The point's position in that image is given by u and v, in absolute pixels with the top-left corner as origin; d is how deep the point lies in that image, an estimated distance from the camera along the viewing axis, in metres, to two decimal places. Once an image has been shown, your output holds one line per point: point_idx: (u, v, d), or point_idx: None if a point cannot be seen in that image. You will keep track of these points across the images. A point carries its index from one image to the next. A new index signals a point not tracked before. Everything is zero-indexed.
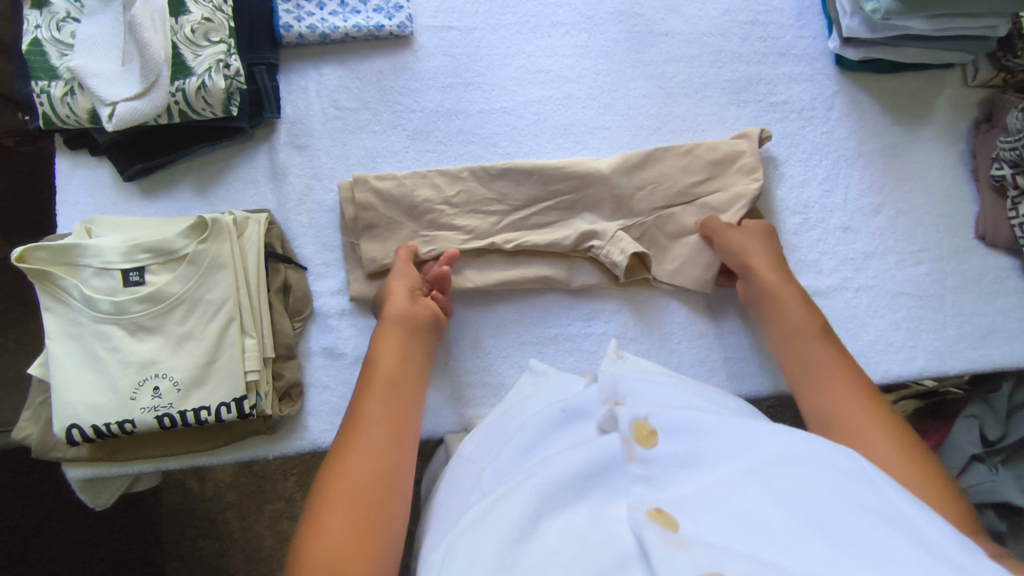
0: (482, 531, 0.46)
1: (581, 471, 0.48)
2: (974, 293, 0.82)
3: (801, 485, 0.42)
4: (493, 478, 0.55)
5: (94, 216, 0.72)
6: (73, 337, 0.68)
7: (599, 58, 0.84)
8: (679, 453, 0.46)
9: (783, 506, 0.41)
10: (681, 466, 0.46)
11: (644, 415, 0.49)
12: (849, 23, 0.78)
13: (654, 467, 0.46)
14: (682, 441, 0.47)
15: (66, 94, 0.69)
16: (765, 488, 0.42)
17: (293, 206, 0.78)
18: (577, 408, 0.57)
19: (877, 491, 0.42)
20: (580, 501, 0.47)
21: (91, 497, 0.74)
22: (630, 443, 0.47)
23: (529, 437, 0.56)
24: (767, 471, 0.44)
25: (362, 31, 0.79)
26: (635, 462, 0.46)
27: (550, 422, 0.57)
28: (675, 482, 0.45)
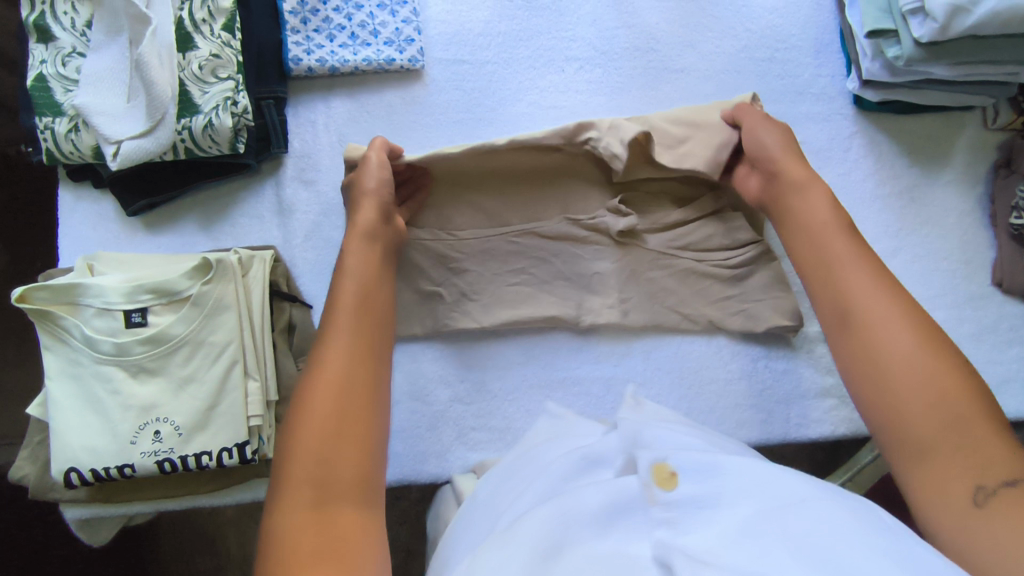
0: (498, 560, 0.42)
1: (601, 506, 0.44)
2: (991, 341, 0.80)
3: (833, 533, 0.40)
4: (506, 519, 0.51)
5: (97, 253, 0.71)
6: (73, 378, 0.67)
7: (614, 94, 0.83)
8: (701, 494, 0.43)
9: (807, 556, 0.38)
10: (701, 508, 0.43)
11: (664, 457, 0.46)
12: (871, 67, 0.77)
13: (676, 511, 0.43)
14: (705, 481, 0.44)
15: (71, 131, 0.68)
16: (785, 534, 0.40)
17: (300, 243, 0.76)
18: (597, 455, 0.53)
19: (902, 541, 0.40)
20: (601, 539, 0.43)
21: (89, 536, 0.73)
22: (651, 485, 0.44)
23: (548, 482, 0.52)
24: (788, 515, 0.41)
25: (372, 64, 0.78)
26: (656, 505, 0.43)
27: (569, 467, 0.53)
28: (697, 525, 0.42)
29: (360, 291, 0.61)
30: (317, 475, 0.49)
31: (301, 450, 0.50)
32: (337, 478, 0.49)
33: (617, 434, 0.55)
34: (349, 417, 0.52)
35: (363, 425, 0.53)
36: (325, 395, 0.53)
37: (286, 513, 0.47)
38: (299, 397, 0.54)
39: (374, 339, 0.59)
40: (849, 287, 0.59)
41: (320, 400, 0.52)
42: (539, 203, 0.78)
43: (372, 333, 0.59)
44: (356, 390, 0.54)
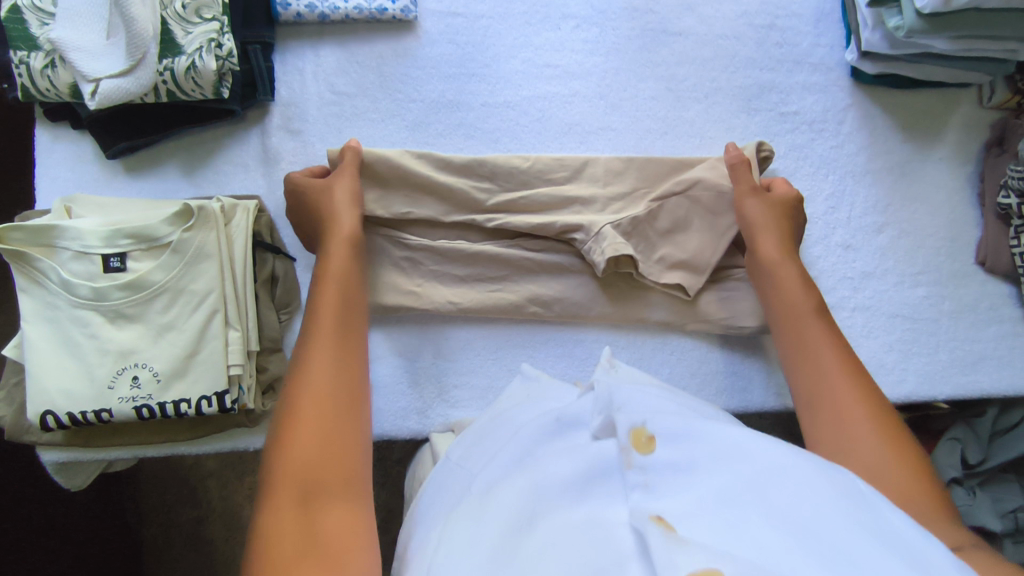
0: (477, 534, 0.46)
1: (576, 475, 0.47)
2: (970, 318, 0.81)
3: (798, 501, 0.39)
4: (483, 484, 0.52)
5: (75, 194, 0.69)
6: (50, 321, 0.66)
7: (610, 55, 0.81)
8: (675, 458, 0.43)
9: (780, 522, 0.38)
10: (676, 470, 0.43)
11: (641, 422, 0.46)
12: (869, 37, 0.76)
13: (652, 474, 0.43)
14: (679, 448, 0.44)
15: (47, 66, 0.65)
16: (762, 501, 0.39)
17: (284, 194, 0.75)
18: (571, 417, 0.55)
19: (873, 512, 0.39)
20: (577, 505, 0.45)
21: (67, 479, 0.73)
22: (628, 451, 0.44)
23: (523, 447, 0.53)
24: (766, 481, 0.40)
25: (363, 13, 0.76)
26: (631, 469, 0.44)
27: (544, 432, 0.54)
28: (670, 488, 0.42)
29: (337, 321, 0.64)
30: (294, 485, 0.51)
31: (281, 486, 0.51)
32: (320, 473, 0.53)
33: (591, 395, 0.56)
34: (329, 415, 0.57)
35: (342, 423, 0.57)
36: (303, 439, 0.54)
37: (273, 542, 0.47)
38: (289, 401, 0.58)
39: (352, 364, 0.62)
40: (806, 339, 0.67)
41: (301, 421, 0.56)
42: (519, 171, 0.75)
43: (355, 366, 0.62)
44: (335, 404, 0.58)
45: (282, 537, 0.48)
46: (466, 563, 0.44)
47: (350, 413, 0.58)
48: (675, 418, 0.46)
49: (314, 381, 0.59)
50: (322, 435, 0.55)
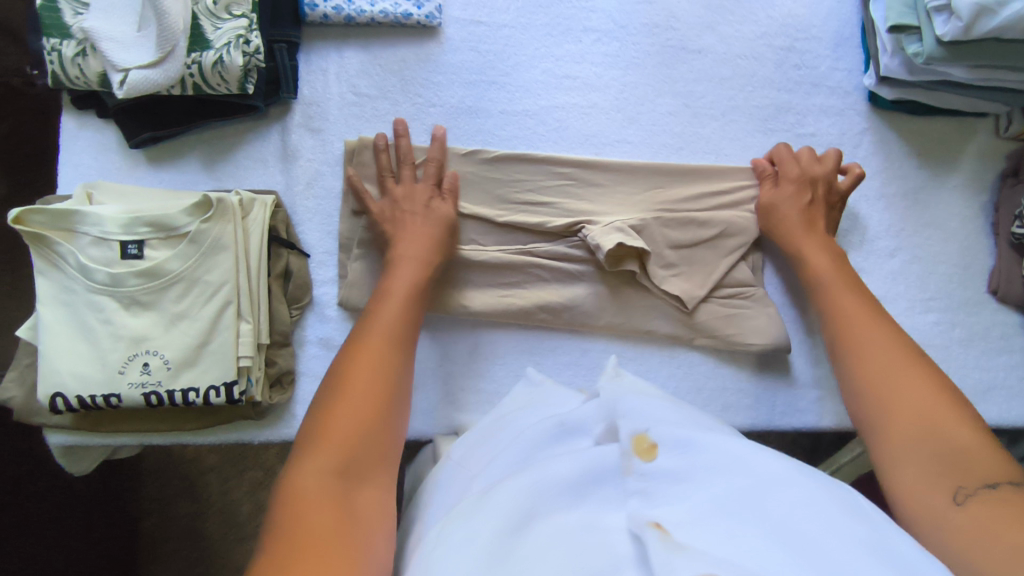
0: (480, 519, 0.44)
1: (575, 476, 0.46)
2: (980, 346, 0.81)
3: (797, 515, 0.40)
4: (482, 482, 0.53)
5: (96, 181, 0.71)
6: (66, 305, 0.67)
7: (629, 69, 0.82)
8: (675, 467, 0.44)
9: (778, 538, 0.38)
10: (676, 480, 0.43)
11: (645, 428, 0.47)
12: (888, 62, 0.76)
13: (651, 482, 0.44)
14: (682, 458, 0.44)
15: (78, 55, 0.67)
16: (758, 513, 0.40)
17: (301, 191, 0.76)
18: (575, 422, 0.54)
19: (865, 522, 0.40)
20: (574, 508, 0.45)
21: (71, 463, 0.74)
22: (629, 455, 0.45)
23: (523, 448, 0.53)
24: (763, 493, 0.41)
25: (389, 17, 0.77)
26: (631, 475, 0.44)
27: (545, 434, 0.54)
28: (670, 497, 0.43)
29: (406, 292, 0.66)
30: (330, 459, 0.50)
31: (338, 408, 0.54)
32: (362, 456, 0.52)
33: (593, 403, 0.55)
34: (376, 394, 0.56)
35: (391, 410, 0.56)
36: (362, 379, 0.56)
37: (308, 468, 0.49)
38: (343, 368, 0.58)
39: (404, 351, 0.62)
40: (846, 313, 0.67)
41: (351, 395, 0.55)
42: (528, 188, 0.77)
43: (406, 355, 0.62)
44: (387, 387, 0.57)
45: (321, 465, 0.49)
46: (470, 546, 0.43)
47: (397, 399, 0.58)
48: (679, 429, 0.46)
49: (365, 355, 0.59)
50: (367, 414, 0.54)
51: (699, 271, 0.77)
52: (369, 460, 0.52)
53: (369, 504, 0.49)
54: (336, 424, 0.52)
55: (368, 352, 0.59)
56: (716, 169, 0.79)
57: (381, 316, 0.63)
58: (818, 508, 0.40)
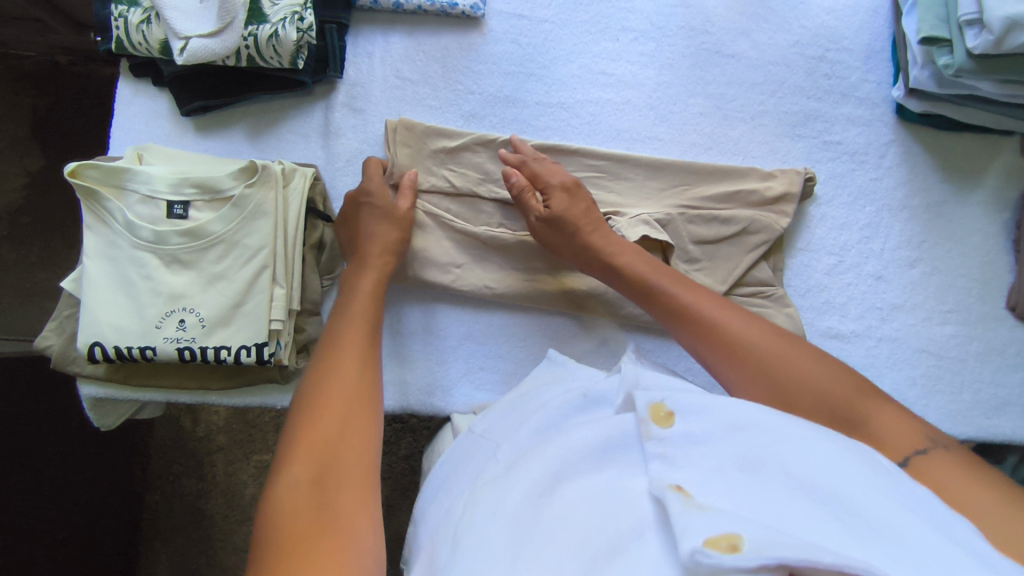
0: (509, 496, 0.46)
1: (594, 444, 0.47)
2: (996, 361, 0.82)
3: (821, 467, 0.40)
4: (510, 450, 0.54)
5: (147, 144, 0.74)
6: (110, 259, 0.69)
7: (663, 69, 0.84)
8: (694, 432, 0.44)
9: (803, 490, 0.39)
10: (694, 442, 0.44)
11: (661, 398, 0.46)
12: (918, 74, 0.78)
13: (670, 446, 0.44)
14: (699, 422, 0.45)
15: (143, 22, 0.70)
16: (781, 468, 0.40)
17: (340, 166, 0.78)
18: (598, 394, 0.54)
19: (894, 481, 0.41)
20: (595, 474, 0.45)
21: (99, 416, 0.76)
22: (646, 422, 0.45)
23: (550, 416, 0.55)
24: (783, 448, 0.42)
25: (435, 5, 0.80)
26: (649, 441, 0.44)
27: (572, 406, 0.55)
28: (692, 459, 0.42)
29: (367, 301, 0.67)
30: (308, 470, 0.49)
31: (312, 421, 0.53)
32: (339, 458, 0.51)
33: (616, 376, 0.55)
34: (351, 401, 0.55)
35: (366, 411, 0.56)
36: (326, 395, 0.55)
37: (286, 483, 0.48)
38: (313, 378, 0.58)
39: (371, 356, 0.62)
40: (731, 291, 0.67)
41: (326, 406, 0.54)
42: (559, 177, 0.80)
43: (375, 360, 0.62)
44: (360, 393, 0.57)
45: (297, 477, 0.48)
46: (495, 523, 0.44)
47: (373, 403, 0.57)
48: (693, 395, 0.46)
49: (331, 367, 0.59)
50: (342, 420, 0.53)
51: (724, 266, 0.78)
52: (348, 464, 0.51)
53: (354, 512, 0.47)
54: (313, 436, 0.52)
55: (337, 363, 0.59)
56: (743, 170, 0.81)
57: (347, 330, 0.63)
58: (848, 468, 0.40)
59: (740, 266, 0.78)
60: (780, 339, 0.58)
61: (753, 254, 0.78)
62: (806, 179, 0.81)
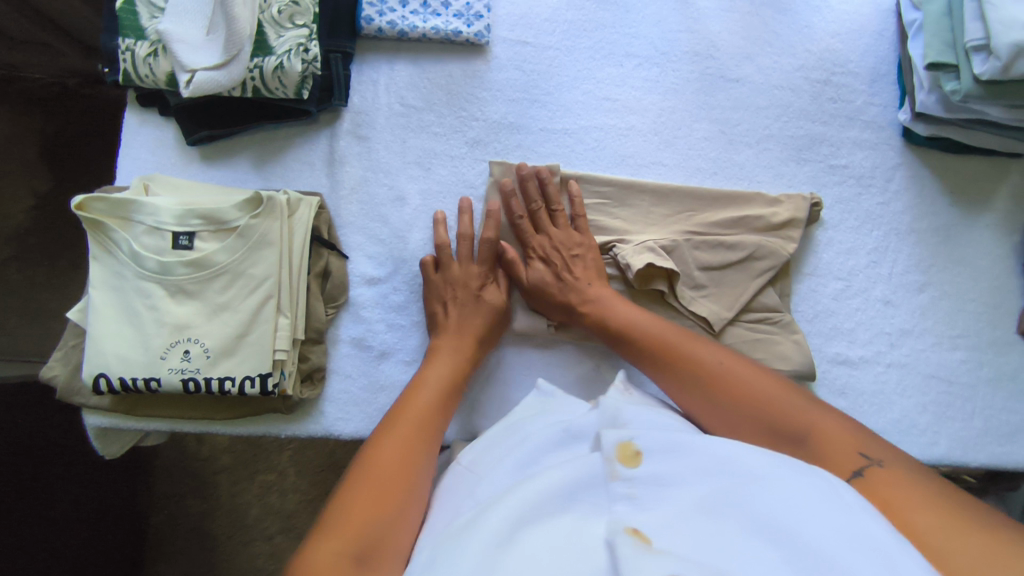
0: (465, 539, 0.44)
1: (567, 483, 0.47)
2: (1008, 387, 0.81)
3: (779, 509, 0.42)
4: (487, 488, 0.53)
5: (154, 174, 0.74)
6: (116, 290, 0.69)
7: (667, 95, 0.84)
8: (661, 473, 0.46)
9: (760, 534, 0.40)
10: (661, 485, 0.45)
11: (629, 437, 0.49)
12: (925, 99, 0.78)
13: (638, 486, 0.45)
14: (666, 462, 0.46)
15: (150, 55, 0.71)
16: (743, 515, 0.42)
17: (345, 194, 0.79)
18: (578, 429, 0.56)
19: (852, 518, 0.41)
20: (562, 513, 0.46)
21: (104, 445, 0.76)
22: (613, 462, 0.47)
23: (528, 452, 0.55)
24: (748, 493, 0.43)
25: (440, 34, 0.81)
26: (616, 480, 0.46)
27: (550, 440, 0.55)
28: (656, 503, 0.44)
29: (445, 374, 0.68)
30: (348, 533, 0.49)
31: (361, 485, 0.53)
32: (380, 530, 0.50)
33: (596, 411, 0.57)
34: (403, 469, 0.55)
35: (416, 484, 0.55)
36: (396, 453, 0.56)
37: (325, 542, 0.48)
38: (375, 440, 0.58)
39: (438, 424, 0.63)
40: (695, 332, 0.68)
41: (376, 470, 0.54)
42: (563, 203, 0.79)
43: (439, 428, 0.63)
44: (412, 459, 0.57)
45: (337, 542, 0.48)
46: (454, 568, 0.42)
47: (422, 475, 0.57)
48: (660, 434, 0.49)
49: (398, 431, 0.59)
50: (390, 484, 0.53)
51: (730, 293, 0.77)
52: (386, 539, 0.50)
53: None
54: (357, 499, 0.52)
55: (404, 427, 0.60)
56: (749, 196, 0.80)
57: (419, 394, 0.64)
58: (808, 510, 0.41)
59: (746, 292, 0.77)
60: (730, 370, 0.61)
61: (761, 279, 0.77)
62: (813, 205, 0.80)
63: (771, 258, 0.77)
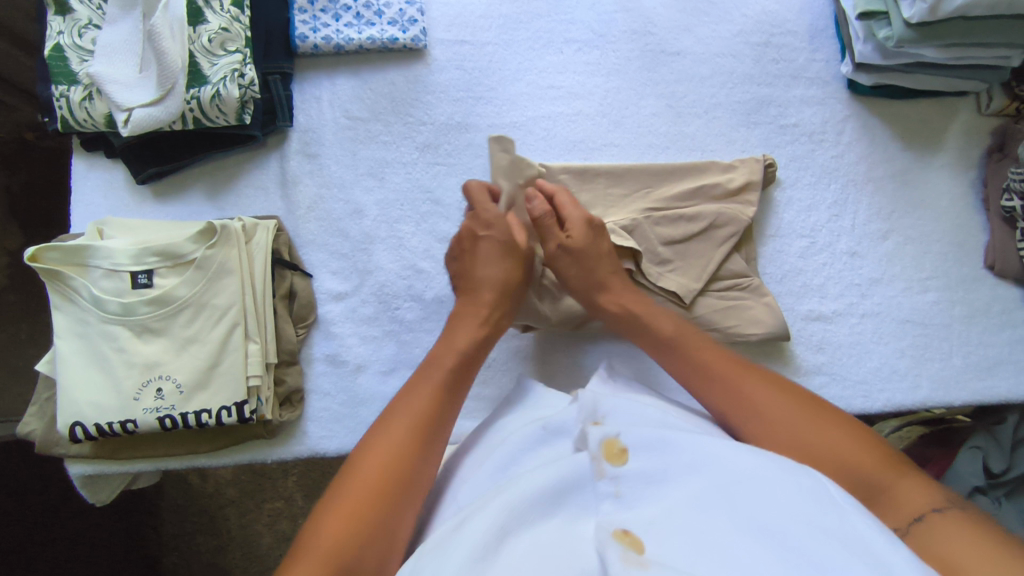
0: (447, 548, 0.43)
1: (552, 485, 0.47)
2: (982, 323, 0.81)
3: (764, 505, 0.42)
4: (469, 493, 0.53)
5: (106, 217, 0.74)
6: (81, 337, 0.69)
7: (611, 75, 0.85)
8: (648, 469, 0.47)
9: (747, 529, 0.41)
10: (649, 483, 0.46)
11: (615, 433, 0.49)
12: (862, 49, 0.78)
13: (623, 485, 0.46)
14: (652, 459, 0.47)
15: (85, 99, 0.71)
16: (730, 508, 0.43)
17: (302, 214, 0.79)
18: (557, 425, 0.56)
19: (841, 517, 0.41)
20: (550, 518, 0.46)
21: (92, 493, 0.76)
22: (600, 460, 0.48)
23: (507, 454, 0.55)
24: (735, 490, 0.44)
25: (376, 43, 0.81)
26: (603, 479, 0.47)
27: (529, 439, 0.55)
28: (645, 501, 0.45)
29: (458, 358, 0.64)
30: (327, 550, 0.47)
31: (344, 498, 0.51)
32: (362, 551, 0.48)
33: (575, 405, 0.57)
34: (394, 477, 0.52)
35: (407, 497, 0.52)
36: (385, 460, 0.53)
37: (303, 562, 0.46)
38: (369, 442, 0.55)
39: (442, 425, 0.59)
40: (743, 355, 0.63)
41: (364, 477, 0.52)
42: None
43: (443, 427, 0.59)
44: (405, 463, 0.53)
45: (314, 561, 0.46)
46: None
47: (414, 484, 0.53)
48: (647, 430, 0.49)
49: (394, 429, 0.56)
50: (377, 499, 0.51)
51: (696, 264, 0.77)
52: (368, 559, 0.48)
53: None
54: (339, 511, 0.50)
55: (398, 428, 0.56)
56: (703, 165, 0.80)
57: (421, 388, 0.60)
58: (791, 506, 0.42)
59: (710, 260, 0.77)
60: (784, 398, 0.56)
61: (724, 245, 0.78)
62: (767, 166, 0.81)
63: (730, 224, 0.78)
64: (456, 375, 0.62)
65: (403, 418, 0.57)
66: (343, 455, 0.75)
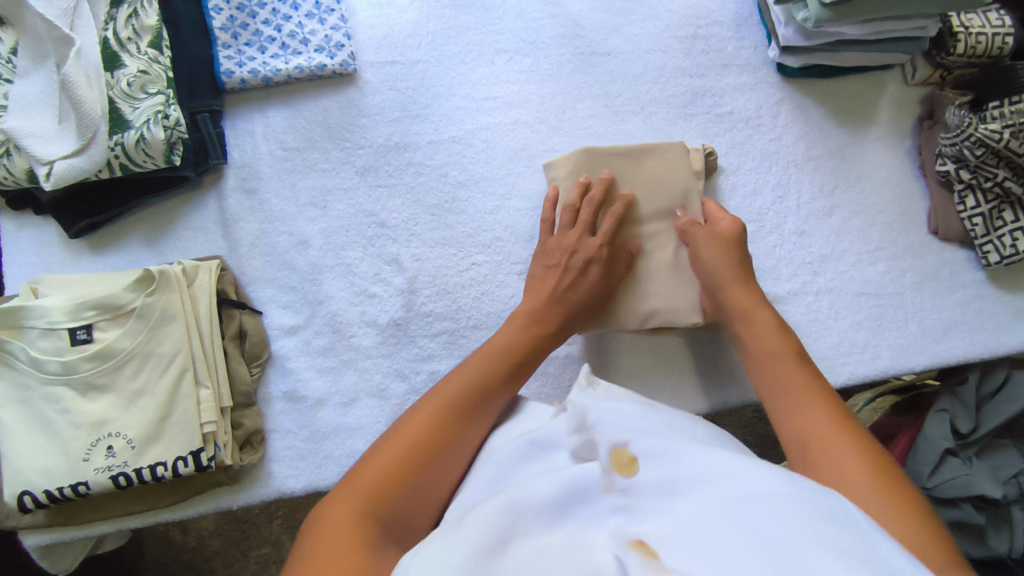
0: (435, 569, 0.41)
1: (553, 495, 0.45)
2: (933, 287, 0.82)
3: (775, 518, 0.38)
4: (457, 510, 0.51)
5: (40, 276, 0.71)
6: (22, 403, 0.66)
7: (544, 81, 0.85)
8: (658, 480, 0.45)
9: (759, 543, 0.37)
10: (659, 493, 0.44)
11: (624, 442, 0.48)
12: (785, 32, 0.80)
13: (633, 496, 0.44)
14: (660, 469, 0.45)
15: (3, 155, 0.69)
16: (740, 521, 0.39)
17: (246, 251, 0.77)
18: (545, 437, 0.54)
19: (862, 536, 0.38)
20: (555, 528, 0.44)
21: (52, 563, 0.73)
22: (609, 472, 0.46)
23: (496, 469, 0.53)
24: (743, 503, 0.40)
25: (304, 71, 0.80)
26: (612, 492, 0.45)
27: (517, 453, 0.53)
28: (651, 511, 0.43)
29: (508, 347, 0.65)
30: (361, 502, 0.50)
31: (379, 458, 0.53)
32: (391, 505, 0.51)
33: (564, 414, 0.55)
34: (427, 446, 0.54)
35: (439, 463, 0.55)
36: (418, 429, 0.55)
37: (337, 510, 0.50)
38: (407, 414, 0.57)
39: (482, 410, 0.59)
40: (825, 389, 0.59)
41: (399, 442, 0.54)
42: (468, 216, 0.80)
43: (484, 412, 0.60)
44: (438, 435, 0.55)
45: (347, 510, 0.50)
46: None
47: (447, 454, 0.55)
48: (658, 440, 0.48)
49: (433, 404, 0.58)
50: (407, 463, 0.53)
51: None
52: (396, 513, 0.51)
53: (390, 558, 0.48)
54: (372, 467, 0.53)
55: (435, 404, 0.58)
56: None
57: (464, 369, 0.61)
58: (806, 512, 0.38)
59: None
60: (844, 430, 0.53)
61: None
62: (706, 155, 0.81)
63: None
64: (507, 362, 0.63)
65: (443, 394, 0.59)
66: (312, 492, 0.73)
